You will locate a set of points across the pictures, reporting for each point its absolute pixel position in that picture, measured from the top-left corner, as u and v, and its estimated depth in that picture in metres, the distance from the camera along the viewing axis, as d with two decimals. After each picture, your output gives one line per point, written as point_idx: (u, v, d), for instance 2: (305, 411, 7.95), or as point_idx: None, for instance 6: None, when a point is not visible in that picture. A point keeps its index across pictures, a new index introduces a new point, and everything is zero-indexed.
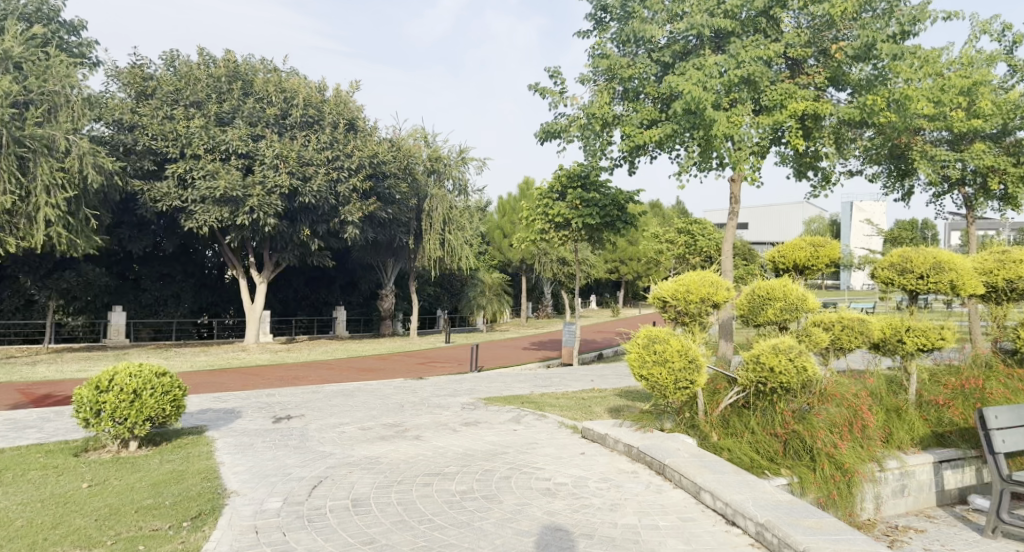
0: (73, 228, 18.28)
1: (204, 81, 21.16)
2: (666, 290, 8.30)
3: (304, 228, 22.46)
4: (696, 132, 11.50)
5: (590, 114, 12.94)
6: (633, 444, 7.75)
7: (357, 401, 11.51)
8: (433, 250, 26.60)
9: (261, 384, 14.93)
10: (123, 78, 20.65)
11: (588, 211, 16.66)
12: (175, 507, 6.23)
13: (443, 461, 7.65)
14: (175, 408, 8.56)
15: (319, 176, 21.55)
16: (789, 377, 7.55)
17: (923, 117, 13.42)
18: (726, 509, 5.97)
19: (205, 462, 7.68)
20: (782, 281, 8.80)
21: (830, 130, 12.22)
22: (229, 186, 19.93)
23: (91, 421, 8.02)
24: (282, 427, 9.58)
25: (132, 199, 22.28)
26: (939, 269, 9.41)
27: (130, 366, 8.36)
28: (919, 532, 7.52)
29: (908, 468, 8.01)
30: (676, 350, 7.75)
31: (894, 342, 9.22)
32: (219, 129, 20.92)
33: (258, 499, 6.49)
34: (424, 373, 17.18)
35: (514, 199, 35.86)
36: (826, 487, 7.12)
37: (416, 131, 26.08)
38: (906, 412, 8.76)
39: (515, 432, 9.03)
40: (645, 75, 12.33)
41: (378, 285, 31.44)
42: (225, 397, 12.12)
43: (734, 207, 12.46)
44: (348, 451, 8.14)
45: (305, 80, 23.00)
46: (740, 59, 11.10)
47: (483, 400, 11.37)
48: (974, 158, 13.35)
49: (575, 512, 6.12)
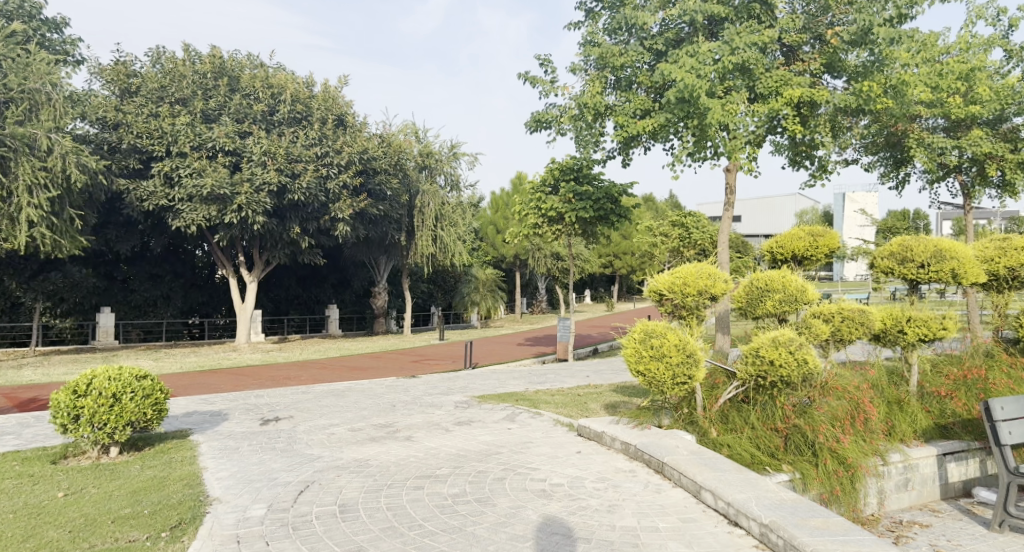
0: (58, 228, 17.89)
1: (189, 77, 20.79)
2: (662, 282, 8.06)
3: (293, 225, 22.13)
4: (691, 121, 11.25)
5: (582, 104, 12.63)
6: (630, 442, 7.53)
7: (349, 402, 11.25)
8: (426, 247, 26.29)
9: (251, 385, 14.62)
10: (106, 76, 20.21)
11: (582, 205, 16.40)
12: (154, 516, 5.97)
13: (435, 463, 7.40)
14: (157, 412, 8.30)
15: (308, 173, 21.14)
16: (789, 370, 7.33)
17: (920, 104, 13.23)
18: (728, 508, 5.74)
19: (188, 467, 7.43)
20: (781, 272, 8.58)
21: (826, 118, 12.01)
22: (216, 183, 19.61)
23: (69, 427, 7.75)
24: (269, 430, 9.31)
25: (117, 199, 21.94)
26: (940, 258, 9.18)
27: (109, 370, 8.08)
28: (924, 527, 7.32)
29: (911, 461, 7.82)
30: (674, 344, 7.52)
31: (895, 332, 8.99)
32: (206, 126, 20.58)
33: (241, 506, 6.23)
34: (417, 371, 16.89)
35: (506, 194, 35.60)
36: (829, 483, 6.93)
37: (406, 127, 25.76)
38: (908, 404, 8.54)
39: (510, 431, 8.79)
40: (638, 64, 12.13)
41: (371, 282, 31.14)
42: (212, 399, 11.84)
43: (730, 197, 12.22)
44: (336, 454, 7.90)
45: (293, 76, 22.67)
46: (734, 46, 10.80)
47: (476, 398, 11.14)
48: (971, 145, 13.13)
49: (572, 514, 5.88)
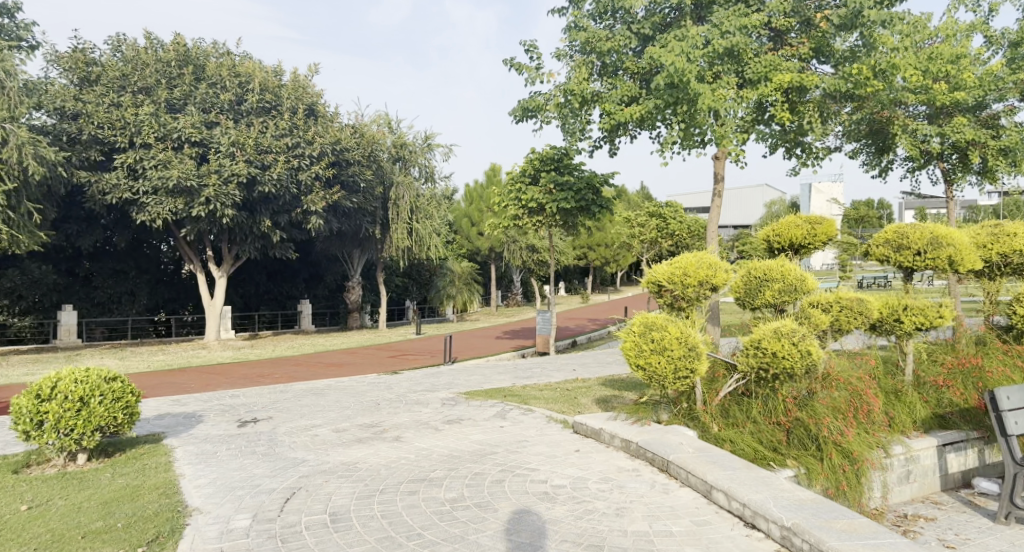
0: (15, 223, 16.99)
1: (153, 66, 19.95)
2: (662, 273, 7.81)
3: (264, 218, 21.41)
4: (680, 108, 10.99)
5: (568, 91, 12.33)
6: (631, 440, 7.26)
7: (330, 401, 10.80)
8: (401, 240, 25.72)
9: (224, 384, 14.06)
10: (63, 64, 19.23)
11: (563, 195, 16.07)
12: (129, 531, 5.50)
13: (428, 465, 7.04)
14: (128, 416, 7.76)
15: (278, 164, 20.53)
16: (793, 361, 7.08)
17: (905, 90, 13.19)
18: (744, 510, 5.52)
19: (163, 475, 6.95)
20: (779, 260, 8.33)
21: (815, 104, 11.92)
22: (182, 175, 18.89)
23: (32, 434, 7.24)
24: (248, 432, 8.86)
25: (78, 192, 21.12)
26: (936, 244, 9.11)
27: (75, 371, 7.55)
28: (929, 521, 7.18)
29: (913, 453, 7.69)
30: (675, 338, 7.25)
31: (891, 321, 8.83)
32: (171, 116, 19.80)
33: (223, 517, 5.81)
34: (396, 367, 16.45)
35: (480, 186, 35.19)
36: (835, 477, 6.73)
37: (380, 117, 25.18)
38: (906, 394, 8.40)
39: (503, 430, 8.45)
40: (625, 49, 11.86)
41: (344, 277, 30.52)
42: (184, 399, 11.33)
43: (719, 186, 12.02)
44: (323, 458, 7.48)
45: (260, 64, 21.98)
46: (724, 29, 10.61)
47: (463, 396, 10.76)
48: (954, 132, 13.07)
49: (578, 519, 5.58)
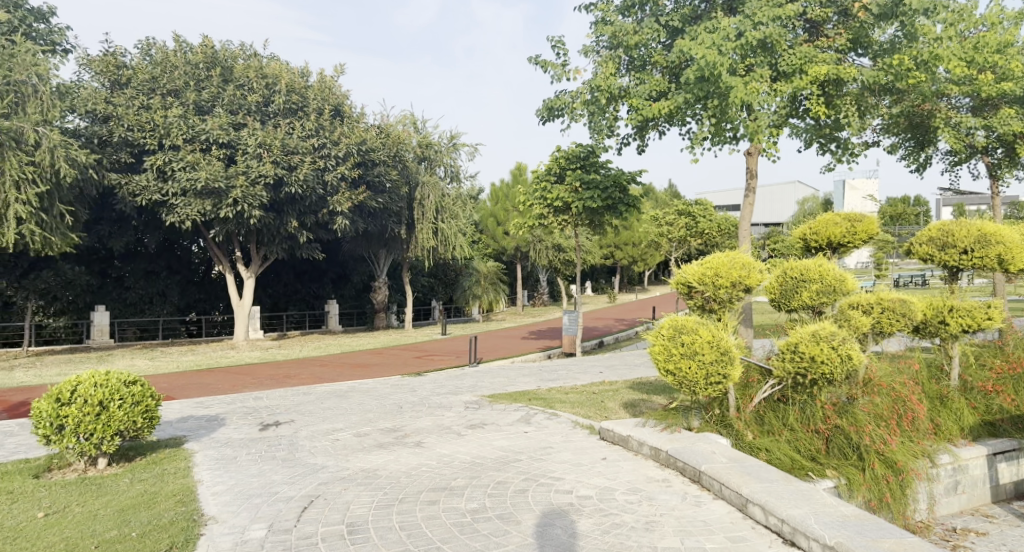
0: (47, 224, 17.15)
1: (181, 68, 20.08)
2: (692, 274, 7.50)
3: (291, 219, 21.43)
4: (712, 101, 10.58)
5: (594, 87, 12.04)
6: (661, 448, 6.97)
7: (352, 403, 10.67)
8: (427, 240, 25.53)
9: (250, 385, 14.01)
10: (95, 67, 19.41)
11: (590, 194, 15.73)
12: (143, 540, 5.37)
13: (449, 473, 6.81)
14: (147, 420, 7.67)
15: (304, 165, 20.50)
16: (833, 367, 6.69)
17: (948, 82, 12.66)
18: (783, 526, 5.20)
19: (181, 481, 6.82)
20: (816, 260, 7.93)
21: (852, 97, 11.49)
22: (210, 177, 18.90)
23: (53, 438, 7.16)
24: (269, 436, 8.74)
25: (110, 194, 21.41)
26: (984, 242, 8.64)
27: (96, 375, 7.47)
28: (981, 535, 6.79)
29: (961, 462, 7.25)
30: (707, 342, 6.92)
31: (936, 324, 8.40)
32: (199, 118, 19.87)
33: (239, 527, 5.65)
34: (421, 368, 16.29)
35: (506, 185, 34.95)
36: (877, 489, 6.38)
37: (405, 117, 25.05)
38: (952, 399, 7.97)
39: (527, 435, 8.21)
40: (653, 43, 11.56)
41: (371, 276, 30.50)
42: (208, 401, 11.27)
43: (752, 182, 11.62)
44: (343, 463, 7.32)
45: (287, 65, 21.99)
46: (757, 20, 10.19)
47: (487, 399, 10.54)
48: (1000, 124, 12.52)
49: (605, 534, 5.29)
